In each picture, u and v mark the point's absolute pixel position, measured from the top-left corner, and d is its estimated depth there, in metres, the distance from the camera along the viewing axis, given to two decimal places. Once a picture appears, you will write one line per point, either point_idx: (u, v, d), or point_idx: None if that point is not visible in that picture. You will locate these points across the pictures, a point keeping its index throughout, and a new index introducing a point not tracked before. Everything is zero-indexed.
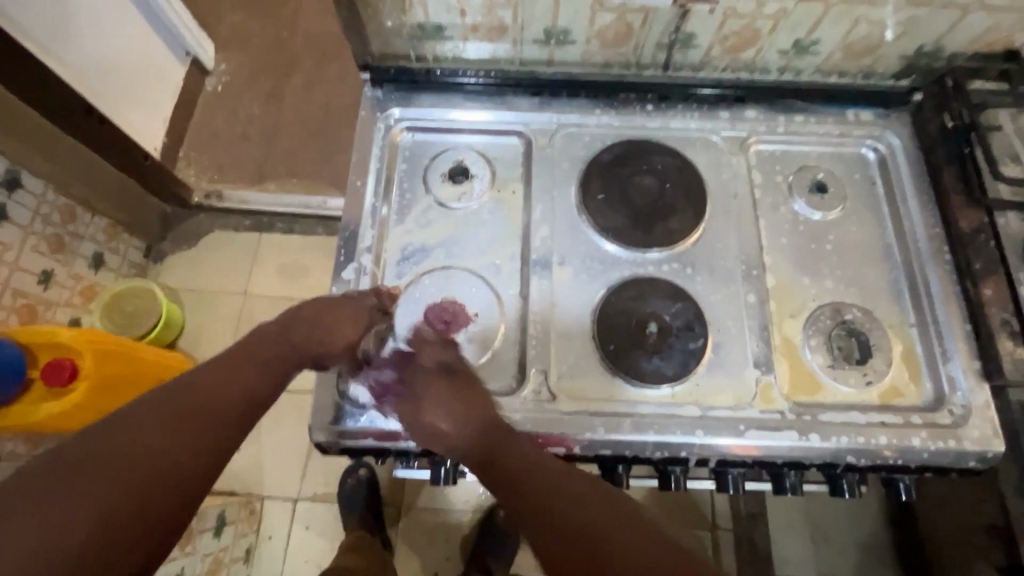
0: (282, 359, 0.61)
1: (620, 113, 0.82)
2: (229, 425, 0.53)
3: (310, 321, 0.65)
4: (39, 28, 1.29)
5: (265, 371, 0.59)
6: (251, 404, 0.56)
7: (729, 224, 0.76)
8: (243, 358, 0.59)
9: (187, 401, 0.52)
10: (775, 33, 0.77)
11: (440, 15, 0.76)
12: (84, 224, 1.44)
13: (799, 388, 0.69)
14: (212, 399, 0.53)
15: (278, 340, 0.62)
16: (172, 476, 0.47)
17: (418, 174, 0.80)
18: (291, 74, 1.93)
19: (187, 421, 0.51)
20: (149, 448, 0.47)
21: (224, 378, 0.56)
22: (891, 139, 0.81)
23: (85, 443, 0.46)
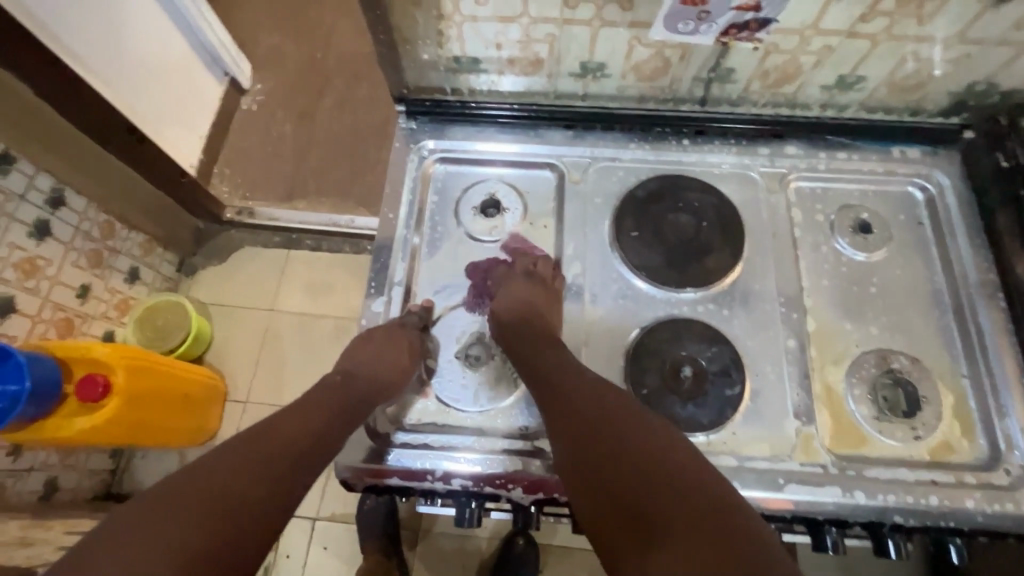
0: (343, 409, 0.65)
1: (655, 147, 0.81)
2: (295, 473, 0.57)
3: (367, 362, 0.68)
4: (91, 52, 1.36)
5: (329, 420, 0.64)
6: (315, 454, 0.60)
7: (768, 265, 0.74)
8: (309, 408, 0.64)
9: (263, 448, 0.57)
10: (817, 69, 0.76)
11: (477, 49, 0.77)
12: (122, 239, 1.48)
13: (841, 440, 0.66)
14: (283, 448, 0.58)
15: (341, 391, 0.67)
16: (248, 515, 0.51)
17: (450, 208, 0.80)
18: (324, 94, 1.98)
19: (262, 467, 0.55)
20: (232, 489, 0.52)
21: (294, 425, 0.61)
22: (940, 179, 0.78)
23: (181, 479, 0.52)
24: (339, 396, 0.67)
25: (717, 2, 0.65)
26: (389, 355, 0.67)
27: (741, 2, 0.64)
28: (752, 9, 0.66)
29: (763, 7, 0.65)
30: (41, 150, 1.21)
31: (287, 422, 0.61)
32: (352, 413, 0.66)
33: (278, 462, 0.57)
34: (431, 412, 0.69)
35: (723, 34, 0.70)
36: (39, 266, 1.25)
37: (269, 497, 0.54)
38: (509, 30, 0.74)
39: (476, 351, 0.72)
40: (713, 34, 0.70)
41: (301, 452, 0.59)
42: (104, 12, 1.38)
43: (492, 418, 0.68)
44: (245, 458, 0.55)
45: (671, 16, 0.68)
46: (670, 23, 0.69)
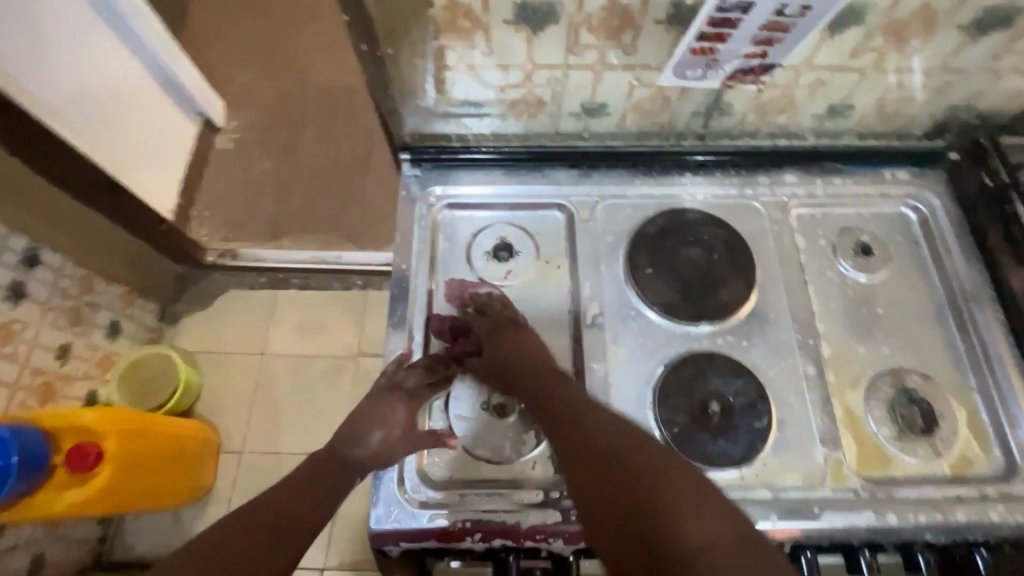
0: (337, 476, 0.64)
1: (659, 181, 0.83)
2: (292, 542, 0.56)
3: (362, 417, 0.67)
4: (61, 103, 1.32)
5: (327, 486, 0.62)
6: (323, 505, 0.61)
7: (780, 293, 0.76)
8: (304, 477, 0.63)
9: (262, 516, 0.56)
10: (808, 100, 0.78)
11: (480, 95, 0.77)
12: (100, 293, 1.42)
13: (868, 463, 0.67)
14: (282, 516, 0.57)
15: (338, 454, 0.66)
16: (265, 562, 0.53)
17: (461, 254, 0.79)
18: (301, 129, 1.95)
19: (260, 535, 0.54)
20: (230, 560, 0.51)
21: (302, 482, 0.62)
22: (930, 198, 0.82)
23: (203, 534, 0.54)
24: (335, 459, 0.65)
25: (727, 51, 0.70)
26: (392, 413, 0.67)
27: (749, 50, 0.69)
28: (758, 56, 0.70)
29: (769, 54, 0.70)
30: (15, 210, 1.15)
31: (285, 492, 0.60)
32: (347, 475, 0.64)
33: (276, 529, 0.56)
34: (459, 468, 0.68)
35: (729, 79, 0.74)
36: (15, 330, 1.18)
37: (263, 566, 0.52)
38: (513, 76, 0.75)
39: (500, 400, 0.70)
40: (720, 79, 0.74)
41: (297, 520, 0.58)
42: (72, 61, 1.34)
43: (524, 470, 0.67)
44: (244, 529, 0.54)
45: (681, 64, 0.72)
46: (679, 71, 0.73)
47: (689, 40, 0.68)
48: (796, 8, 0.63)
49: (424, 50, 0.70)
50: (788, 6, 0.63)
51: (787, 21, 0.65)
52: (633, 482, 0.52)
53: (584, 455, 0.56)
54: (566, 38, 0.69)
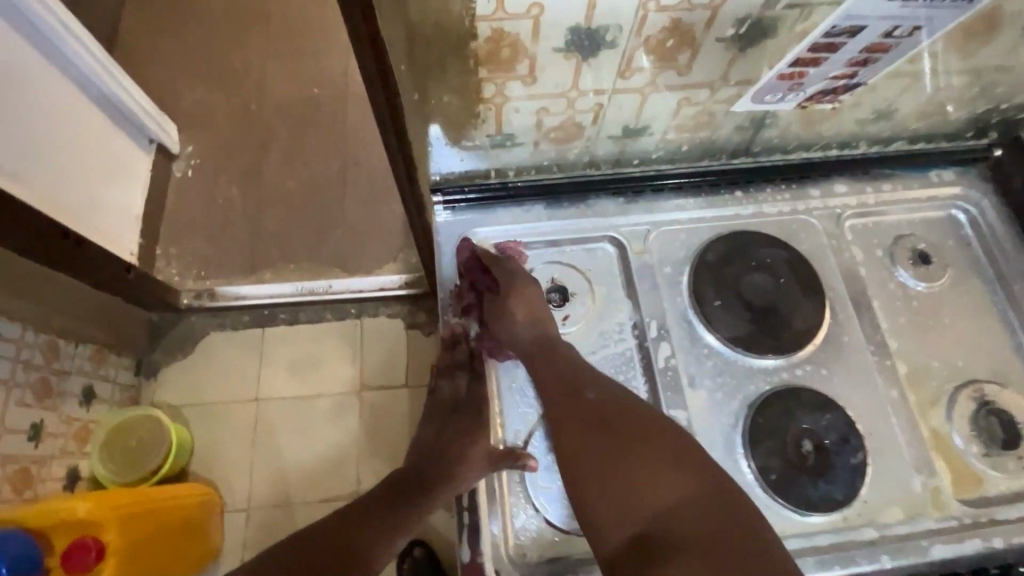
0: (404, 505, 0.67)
1: (709, 203, 0.78)
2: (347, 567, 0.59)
3: (431, 450, 0.70)
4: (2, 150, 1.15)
5: (388, 515, 0.66)
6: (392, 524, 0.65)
7: (849, 313, 0.73)
8: (371, 506, 0.67)
9: (326, 538, 0.61)
10: (857, 107, 0.75)
11: (516, 125, 0.70)
12: (68, 358, 1.26)
13: (962, 485, 0.66)
14: (343, 539, 0.62)
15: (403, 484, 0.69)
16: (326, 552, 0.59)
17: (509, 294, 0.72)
18: (268, 148, 1.80)
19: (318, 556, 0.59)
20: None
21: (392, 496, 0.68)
22: (977, 197, 0.80)
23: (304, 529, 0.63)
24: (403, 488, 0.69)
25: (815, 74, 0.66)
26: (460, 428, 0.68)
27: (839, 72, 0.66)
28: (846, 77, 0.68)
29: (858, 75, 0.68)
30: None
31: (355, 518, 0.65)
32: (408, 500, 0.68)
33: (336, 553, 0.60)
34: (549, 544, 0.62)
35: (808, 100, 0.71)
36: None
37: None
38: (553, 104, 0.67)
39: None
40: (797, 101, 0.71)
41: (357, 548, 0.62)
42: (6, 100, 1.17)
43: None
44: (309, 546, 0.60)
45: (764, 88, 0.68)
46: (759, 96, 0.70)
47: (780, 67, 0.64)
48: (906, 29, 0.61)
49: (458, 85, 0.62)
50: (900, 27, 0.60)
51: (892, 41, 0.63)
52: (629, 460, 0.53)
53: (583, 428, 0.57)
54: (618, 62, 0.62)
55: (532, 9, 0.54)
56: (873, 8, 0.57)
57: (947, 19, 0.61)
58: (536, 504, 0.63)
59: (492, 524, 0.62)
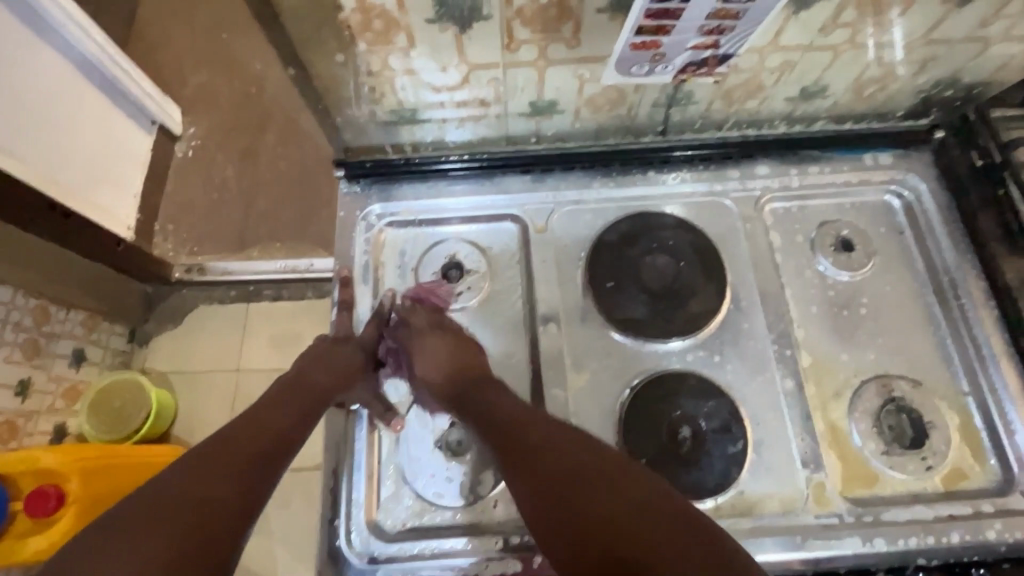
0: (301, 408, 0.64)
1: (619, 183, 0.76)
2: (259, 469, 0.56)
3: (317, 366, 0.68)
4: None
5: (286, 417, 0.62)
6: (280, 444, 0.60)
7: (755, 300, 0.70)
8: (266, 410, 0.63)
9: (225, 450, 0.56)
10: (779, 84, 0.71)
11: (415, 100, 0.70)
12: (59, 322, 1.35)
13: (853, 483, 0.62)
14: (246, 446, 0.57)
15: (296, 389, 0.66)
16: (227, 496, 0.52)
17: (412, 258, 0.75)
18: (264, 131, 1.81)
19: (226, 468, 0.54)
20: (212, 498, 0.51)
21: (266, 419, 0.61)
22: (916, 183, 0.75)
23: (177, 475, 0.52)
24: (298, 391, 0.66)
25: (672, 44, 0.62)
26: (337, 361, 0.69)
27: (698, 41, 0.61)
28: (710, 47, 0.63)
29: (722, 45, 0.62)
30: None
31: (249, 423, 0.60)
32: (297, 418, 0.63)
33: (244, 460, 0.56)
34: (414, 514, 0.63)
35: (682, 72, 0.66)
36: None
37: (237, 499, 0.52)
38: (446, 79, 0.67)
39: (454, 437, 0.65)
40: (671, 73, 0.67)
41: (262, 449, 0.58)
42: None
43: (486, 510, 0.63)
44: (206, 464, 0.53)
45: (624, 60, 0.65)
46: (623, 67, 0.66)
47: (626, 36, 0.60)
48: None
49: (344, 57, 0.63)
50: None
51: (738, 7, 0.56)
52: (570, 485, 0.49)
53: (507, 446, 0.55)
54: (500, 34, 0.61)
55: None
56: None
57: None
58: (406, 474, 0.64)
59: (359, 491, 0.64)
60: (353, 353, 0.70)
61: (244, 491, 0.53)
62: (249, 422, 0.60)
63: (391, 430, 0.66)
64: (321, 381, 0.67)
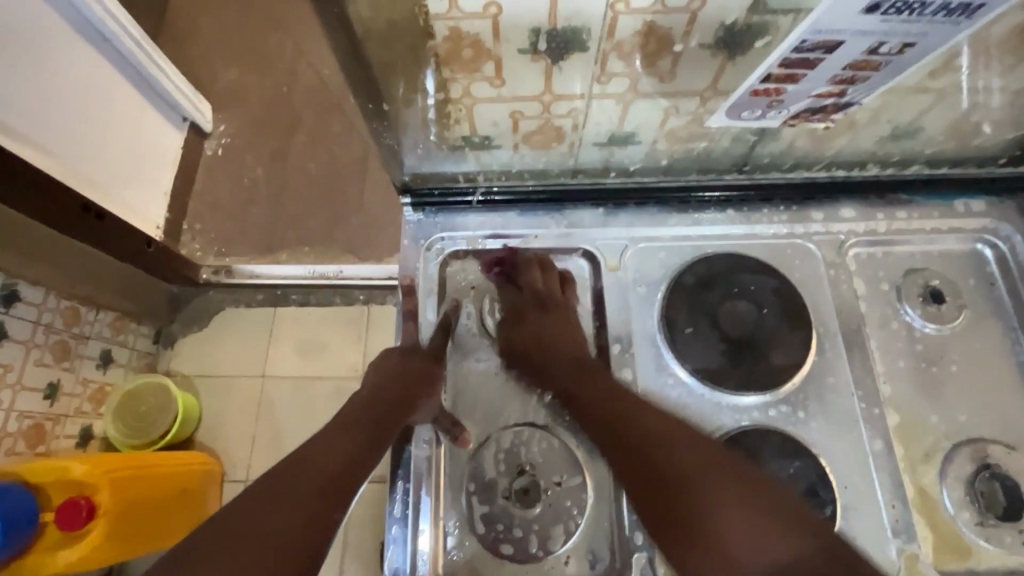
0: (370, 431, 0.63)
1: (696, 220, 0.72)
2: (328, 500, 0.55)
3: (387, 380, 0.66)
4: (7, 111, 1.11)
5: (355, 441, 0.61)
6: (348, 470, 0.58)
7: (840, 353, 0.66)
8: (336, 435, 0.62)
9: (297, 479, 0.56)
10: (871, 122, 0.67)
11: (490, 128, 0.66)
12: (89, 323, 1.32)
13: (946, 556, 0.59)
14: (317, 473, 0.57)
15: (368, 412, 0.64)
16: (293, 528, 0.52)
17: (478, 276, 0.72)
18: (295, 132, 1.72)
19: (297, 500, 0.54)
20: (281, 534, 0.51)
21: (336, 444, 0.61)
22: (1010, 232, 0.71)
23: (249, 503, 0.53)
24: (367, 415, 0.64)
25: (794, 92, 0.60)
26: (404, 375, 0.65)
27: (824, 90, 0.59)
28: (835, 95, 0.61)
29: (847, 94, 0.61)
30: None
31: (322, 448, 0.60)
32: (366, 441, 0.61)
33: (313, 490, 0.55)
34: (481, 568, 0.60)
35: (793, 118, 0.65)
36: None
37: (303, 533, 0.52)
38: (526, 108, 0.64)
39: (520, 485, 0.62)
40: (782, 119, 0.65)
41: (331, 478, 0.57)
42: (23, 70, 1.15)
43: (556, 567, 0.60)
44: (283, 493, 0.54)
45: (738, 104, 0.62)
46: (734, 112, 0.64)
47: (751, 81, 0.59)
48: (895, 46, 0.54)
49: (424, 83, 0.59)
50: (886, 44, 0.53)
51: (881, 59, 0.55)
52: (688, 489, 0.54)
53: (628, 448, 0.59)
54: (591, 65, 0.58)
55: (488, 8, 0.52)
56: (846, 23, 0.50)
57: (944, 37, 0.54)
58: (472, 527, 0.61)
59: (422, 541, 0.61)
60: (416, 361, 0.66)
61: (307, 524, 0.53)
62: (320, 446, 0.60)
63: (461, 443, 0.64)
64: (388, 400, 0.64)
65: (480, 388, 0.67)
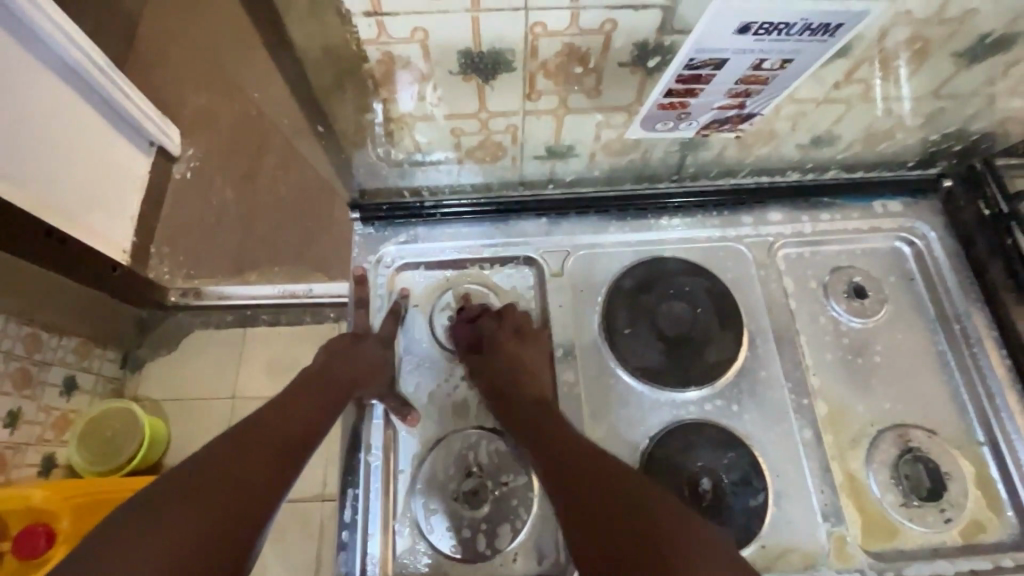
0: (325, 398, 0.65)
1: (634, 227, 0.77)
2: (285, 461, 0.57)
3: (337, 359, 0.68)
4: None
5: (312, 406, 0.64)
6: (306, 433, 0.61)
7: (771, 348, 0.70)
8: (291, 403, 0.64)
9: (256, 436, 0.58)
10: (792, 132, 0.71)
11: (433, 145, 0.69)
12: (51, 350, 1.29)
13: (872, 536, 0.62)
14: (275, 435, 0.59)
15: (320, 385, 0.66)
16: (259, 479, 0.54)
17: (425, 285, 0.75)
18: (263, 154, 1.74)
19: (257, 455, 0.56)
20: (246, 483, 0.53)
21: (294, 408, 0.63)
22: (925, 230, 0.76)
23: (209, 458, 0.54)
24: (321, 385, 0.66)
25: (699, 104, 0.64)
26: (361, 354, 0.68)
27: (724, 102, 0.63)
28: (736, 107, 0.64)
29: (747, 105, 0.64)
30: None
31: (278, 414, 0.61)
32: (323, 408, 0.64)
33: (271, 450, 0.57)
34: (431, 569, 0.62)
35: (705, 128, 0.68)
36: None
37: (264, 487, 0.54)
38: (464, 124, 0.67)
39: (470, 485, 0.64)
40: (694, 130, 0.68)
41: (286, 440, 0.59)
42: None
43: (505, 563, 0.62)
44: (243, 451, 0.55)
45: (650, 117, 0.66)
46: (648, 123, 0.67)
47: (656, 96, 0.62)
48: (775, 63, 0.57)
49: (364, 104, 0.62)
50: (766, 61, 0.57)
51: (767, 74, 0.59)
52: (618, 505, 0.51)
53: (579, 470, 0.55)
54: (521, 84, 0.61)
55: (415, 33, 0.54)
56: (726, 42, 0.54)
57: (816, 54, 0.57)
58: (423, 532, 0.63)
59: (373, 546, 0.63)
60: (374, 344, 0.70)
61: (272, 477, 0.55)
62: (275, 410, 0.62)
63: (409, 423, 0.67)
64: (342, 376, 0.67)
65: (428, 378, 0.70)
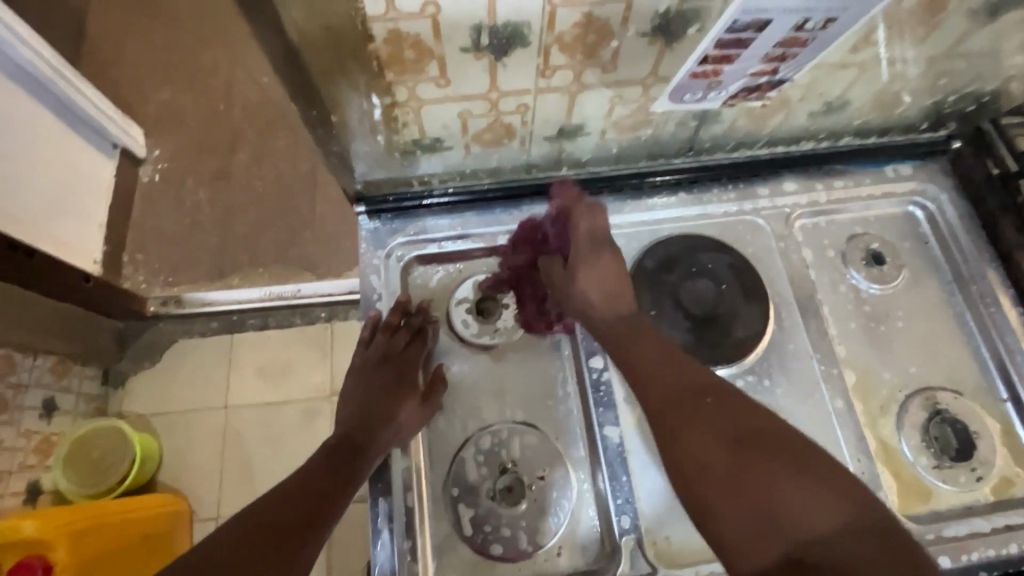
0: (341, 464, 0.60)
1: (649, 205, 0.75)
2: (301, 534, 0.54)
3: (353, 418, 0.64)
4: None
5: (328, 473, 0.59)
6: (320, 509, 0.56)
7: (796, 320, 0.69)
8: (306, 473, 0.59)
9: (266, 517, 0.54)
10: (804, 101, 0.70)
11: (439, 129, 0.66)
12: (25, 371, 1.19)
13: (909, 501, 0.63)
14: (284, 514, 0.55)
15: (334, 451, 0.61)
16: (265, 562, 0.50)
17: (440, 281, 0.72)
18: (235, 149, 1.63)
19: (266, 537, 0.52)
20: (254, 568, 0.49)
21: (308, 480, 0.58)
22: (935, 193, 0.76)
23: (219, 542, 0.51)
24: (337, 453, 0.61)
25: (730, 72, 0.61)
26: (379, 402, 0.64)
27: (758, 68, 0.61)
28: (768, 73, 0.63)
29: (779, 70, 0.63)
30: None
31: (290, 491, 0.57)
32: (341, 471, 0.59)
33: (281, 527, 0.53)
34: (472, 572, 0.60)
35: (732, 98, 0.66)
36: None
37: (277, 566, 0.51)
38: (473, 107, 0.63)
39: (505, 483, 0.62)
40: (721, 100, 0.66)
41: (302, 512, 0.55)
42: None
43: (549, 560, 0.60)
44: (251, 529, 0.52)
45: (680, 88, 0.63)
46: (677, 95, 0.65)
47: (689, 65, 0.60)
48: (818, 24, 0.55)
49: (365, 87, 0.58)
50: (811, 19, 0.54)
51: (806, 36, 0.57)
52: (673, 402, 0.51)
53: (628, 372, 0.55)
54: (534, 60, 0.58)
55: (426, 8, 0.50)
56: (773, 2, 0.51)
57: (856, 16, 0.55)
58: (461, 537, 0.61)
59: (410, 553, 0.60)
60: (391, 389, 0.65)
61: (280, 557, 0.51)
62: (289, 483, 0.58)
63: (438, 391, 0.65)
64: (366, 429, 0.62)
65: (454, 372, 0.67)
